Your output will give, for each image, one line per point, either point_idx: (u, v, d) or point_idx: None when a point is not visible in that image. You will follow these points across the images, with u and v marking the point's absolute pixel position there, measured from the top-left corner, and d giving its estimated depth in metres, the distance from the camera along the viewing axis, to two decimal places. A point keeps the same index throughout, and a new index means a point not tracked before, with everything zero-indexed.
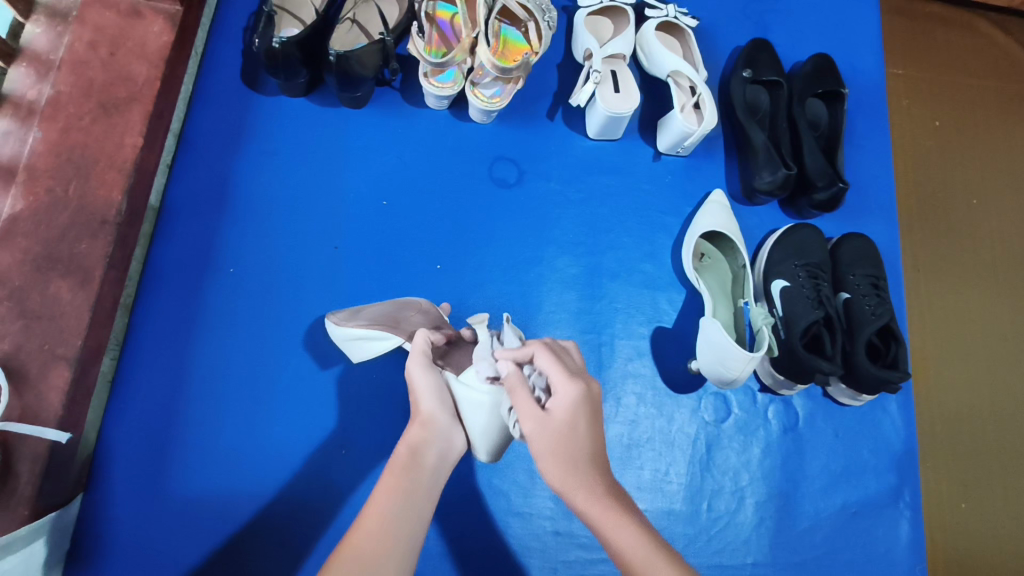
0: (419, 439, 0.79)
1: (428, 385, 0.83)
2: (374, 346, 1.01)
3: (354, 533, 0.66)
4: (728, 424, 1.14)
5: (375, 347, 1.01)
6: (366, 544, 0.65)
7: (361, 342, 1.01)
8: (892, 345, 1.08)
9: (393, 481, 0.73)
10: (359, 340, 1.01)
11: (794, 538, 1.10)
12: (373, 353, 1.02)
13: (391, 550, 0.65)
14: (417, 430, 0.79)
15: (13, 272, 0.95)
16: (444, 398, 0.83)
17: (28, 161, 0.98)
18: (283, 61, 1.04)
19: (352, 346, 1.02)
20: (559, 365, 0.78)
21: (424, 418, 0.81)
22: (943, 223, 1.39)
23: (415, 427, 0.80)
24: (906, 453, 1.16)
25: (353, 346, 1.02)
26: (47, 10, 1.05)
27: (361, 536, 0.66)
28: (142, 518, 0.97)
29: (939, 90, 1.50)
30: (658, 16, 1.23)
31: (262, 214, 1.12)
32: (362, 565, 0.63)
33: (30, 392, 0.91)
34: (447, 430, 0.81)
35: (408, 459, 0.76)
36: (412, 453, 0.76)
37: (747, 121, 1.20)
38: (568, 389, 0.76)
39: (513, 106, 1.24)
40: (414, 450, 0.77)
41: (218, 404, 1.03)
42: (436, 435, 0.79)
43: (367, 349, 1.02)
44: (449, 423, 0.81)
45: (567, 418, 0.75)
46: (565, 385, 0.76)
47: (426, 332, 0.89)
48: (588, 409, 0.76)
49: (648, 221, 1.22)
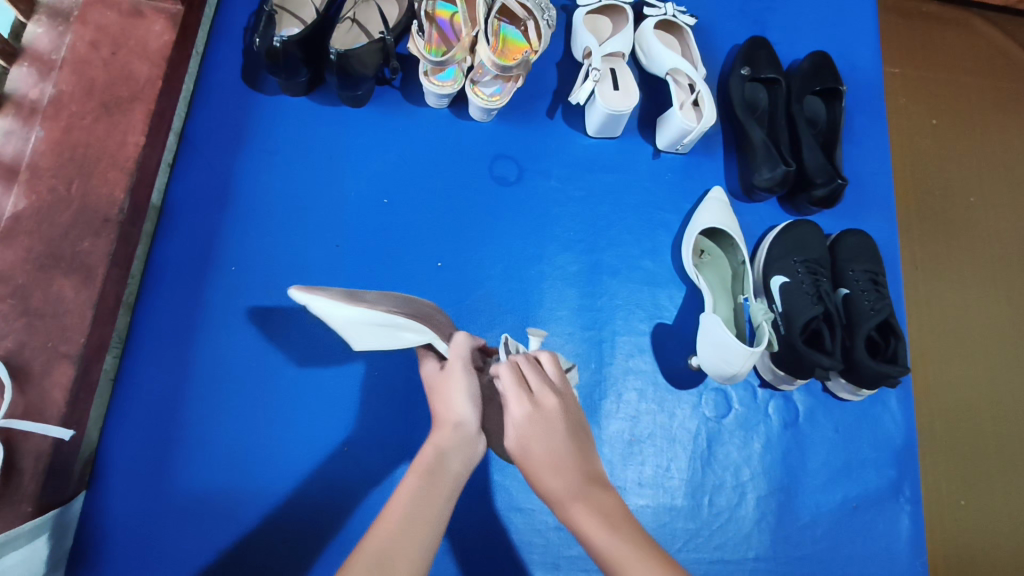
0: (448, 443, 0.78)
1: (462, 387, 0.83)
2: (380, 336, 0.94)
3: (373, 537, 0.67)
4: (729, 420, 1.15)
5: (392, 339, 0.94)
6: (380, 544, 0.66)
7: (370, 330, 0.93)
8: (891, 339, 1.09)
9: (415, 484, 0.73)
10: (372, 327, 0.93)
11: (795, 533, 1.10)
12: (377, 342, 0.96)
13: (399, 546, 0.66)
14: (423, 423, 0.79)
15: (16, 271, 0.95)
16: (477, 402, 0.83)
17: (30, 160, 0.99)
18: (284, 60, 1.05)
19: (359, 332, 0.94)
20: (510, 381, 0.79)
21: (454, 422, 0.81)
22: (942, 220, 1.40)
23: (445, 431, 0.80)
24: (906, 447, 1.17)
25: (358, 331, 0.94)
26: (49, 10, 1.06)
27: (381, 537, 0.66)
28: (145, 515, 0.97)
29: (936, 88, 1.51)
30: (657, 14, 1.24)
31: (263, 212, 1.12)
32: (380, 564, 0.64)
33: (33, 389, 0.91)
34: (474, 438, 0.80)
35: (434, 463, 0.75)
36: (438, 457, 0.76)
37: (746, 119, 1.21)
38: (518, 402, 0.78)
39: (513, 104, 1.25)
40: (441, 453, 0.77)
41: (220, 402, 1.03)
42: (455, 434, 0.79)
43: (372, 337, 0.95)
44: (476, 431, 0.81)
45: (530, 432, 0.76)
46: (517, 399, 0.78)
47: (468, 336, 0.90)
48: (544, 425, 0.77)
49: (648, 218, 1.23)
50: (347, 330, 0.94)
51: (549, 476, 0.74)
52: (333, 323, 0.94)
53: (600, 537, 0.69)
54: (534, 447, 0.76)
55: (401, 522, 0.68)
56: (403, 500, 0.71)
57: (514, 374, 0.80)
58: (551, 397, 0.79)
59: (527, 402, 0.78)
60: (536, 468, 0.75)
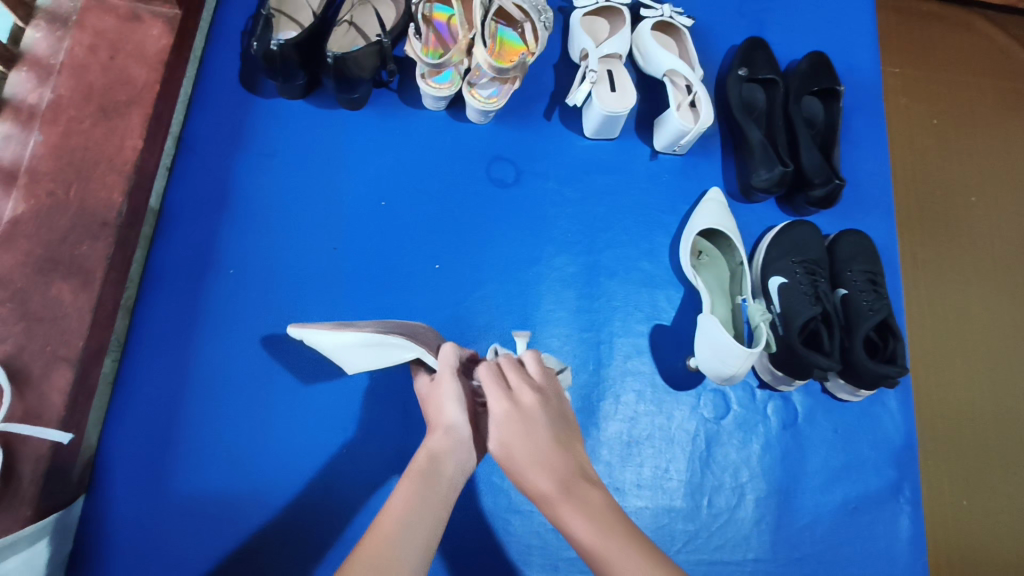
0: (441, 447, 0.77)
1: (452, 392, 0.81)
2: (372, 352, 0.96)
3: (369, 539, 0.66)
4: (727, 421, 1.14)
5: (382, 356, 0.96)
6: (378, 548, 0.65)
7: (359, 347, 0.96)
8: (889, 340, 1.08)
9: (412, 487, 0.72)
10: (362, 348, 0.96)
11: (794, 534, 1.10)
12: (373, 359, 0.97)
13: (389, 545, 0.65)
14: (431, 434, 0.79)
15: (15, 274, 0.95)
16: (469, 405, 0.81)
17: (29, 165, 0.99)
18: (281, 64, 1.05)
19: (352, 353, 0.97)
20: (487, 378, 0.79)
21: (446, 425, 0.79)
22: (942, 220, 1.39)
23: (437, 434, 0.78)
24: (905, 448, 1.17)
25: (351, 352, 0.97)
26: (47, 16, 1.06)
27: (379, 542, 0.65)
28: (144, 518, 0.97)
29: (936, 87, 1.50)
30: (654, 16, 1.24)
31: (262, 215, 1.13)
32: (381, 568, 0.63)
33: (32, 393, 0.91)
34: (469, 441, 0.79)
35: (428, 465, 0.74)
36: (432, 460, 0.75)
37: (744, 120, 1.21)
38: (495, 398, 0.77)
39: (510, 106, 1.25)
40: (434, 457, 0.76)
41: (219, 405, 1.03)
42: (456, 443, 0.78)
43: (367, 356, 0.97)
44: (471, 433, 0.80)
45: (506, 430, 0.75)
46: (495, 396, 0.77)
47: (455, 347, 0.88)
48: (523, 420, 0.75)
49: (646, 219, 1.23)
50: (343, 356, 0.98)
51: (529, 475, 0.72)
52: (329, 350, 0.98)
53: (582, 524, 0.69)
54: (516, 447, 0.73)
55: (395, 526, 0.67)
56: (399, 504, 0.70)
57: (492, 375, 0.80)
58: (529, 393, 0.78)
59: (505, 399, 0.76)
60: (515, 465, 0.73)
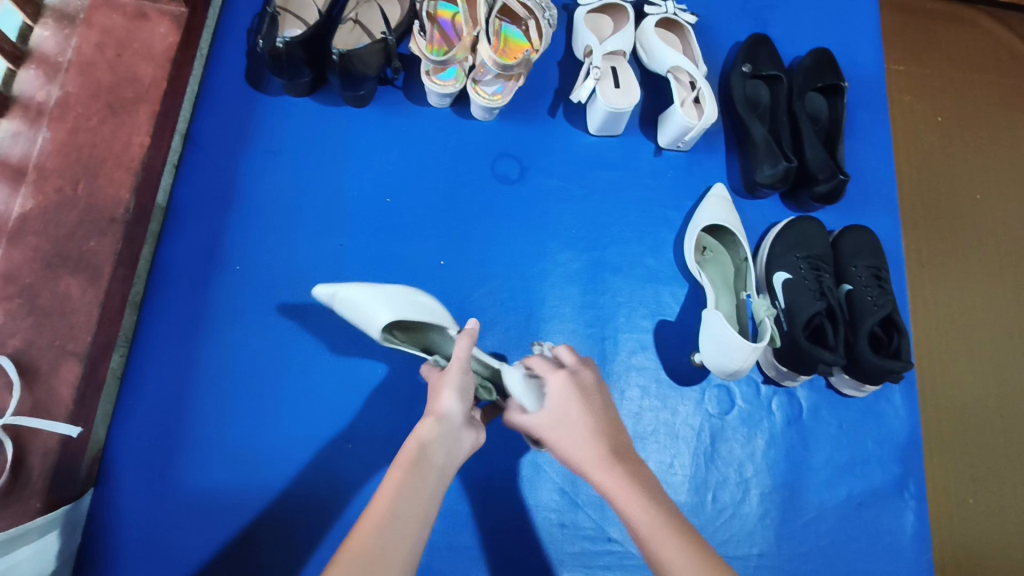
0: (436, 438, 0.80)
1: (455, 381, 0.82)
2: (414, 307, 0.95)
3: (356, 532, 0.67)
4: (732, 416, 1.15)
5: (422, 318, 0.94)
6: (375, 538, 0.67)
7: (401, 298, 0.95)
8: (894, 335, 1.08)
9: (409, 479, 0.74)
10: (400, 301, 0.95)
11: (800, 529, 1.10)
12: (411, 313, 0.94)
13: (398, 533, 0.68)
14: (425, 420, 0.79)
15: (24, 270, 0.96)
16: (465, 397, 0.82)
17: (38, 161, 1.00)
18: (287, 61, 1.05)
19: (391, 304, 0.95)
20: (543, 362, 0.85)
21: (439, 413, 0.80)
22: (948, 216, 1.39)
23: (429, 421, 0.79)
24: (910, 443, 1.16)
25: (391, 301, 0.95)
26: (55, 14, 1.07)
27: (373, 532, 0.67)
28: (150, 513, 0.98)
29: (940, 86, 1.50)
30: (657, 12, 1.25)
31: (268, 213, 1.13)
32: (372, 562, 0.65)
33: (41, 387, 0.92)
34: (458, 431, 0.80)
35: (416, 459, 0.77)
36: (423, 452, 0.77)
37: (748, 115, 1.21)
38: (555, 378, 0.83)
39: (515, 103, 1.25)
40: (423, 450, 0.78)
41: (225, 400, 1.04)
42: (446, 433, 0.78)
43: (406, 307, 0.94)
44: (462, 423, 0.80)
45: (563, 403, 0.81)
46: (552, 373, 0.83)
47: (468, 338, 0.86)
48: (579, 391, 0.82)
49: (650, 215, 1.23)
50: (379, 308, 0.94)
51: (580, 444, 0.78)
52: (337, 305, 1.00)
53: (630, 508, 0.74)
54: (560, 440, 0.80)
55: (389, 518, 0.69)
56: (396, 496, 0.72)
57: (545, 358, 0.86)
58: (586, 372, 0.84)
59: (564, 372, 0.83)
60: (569, 434, 0.80)
